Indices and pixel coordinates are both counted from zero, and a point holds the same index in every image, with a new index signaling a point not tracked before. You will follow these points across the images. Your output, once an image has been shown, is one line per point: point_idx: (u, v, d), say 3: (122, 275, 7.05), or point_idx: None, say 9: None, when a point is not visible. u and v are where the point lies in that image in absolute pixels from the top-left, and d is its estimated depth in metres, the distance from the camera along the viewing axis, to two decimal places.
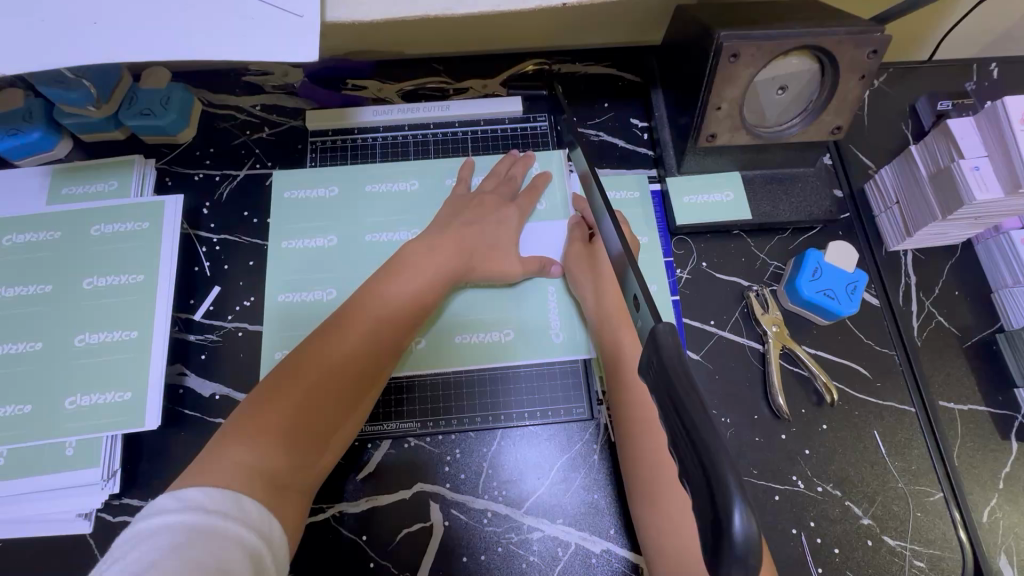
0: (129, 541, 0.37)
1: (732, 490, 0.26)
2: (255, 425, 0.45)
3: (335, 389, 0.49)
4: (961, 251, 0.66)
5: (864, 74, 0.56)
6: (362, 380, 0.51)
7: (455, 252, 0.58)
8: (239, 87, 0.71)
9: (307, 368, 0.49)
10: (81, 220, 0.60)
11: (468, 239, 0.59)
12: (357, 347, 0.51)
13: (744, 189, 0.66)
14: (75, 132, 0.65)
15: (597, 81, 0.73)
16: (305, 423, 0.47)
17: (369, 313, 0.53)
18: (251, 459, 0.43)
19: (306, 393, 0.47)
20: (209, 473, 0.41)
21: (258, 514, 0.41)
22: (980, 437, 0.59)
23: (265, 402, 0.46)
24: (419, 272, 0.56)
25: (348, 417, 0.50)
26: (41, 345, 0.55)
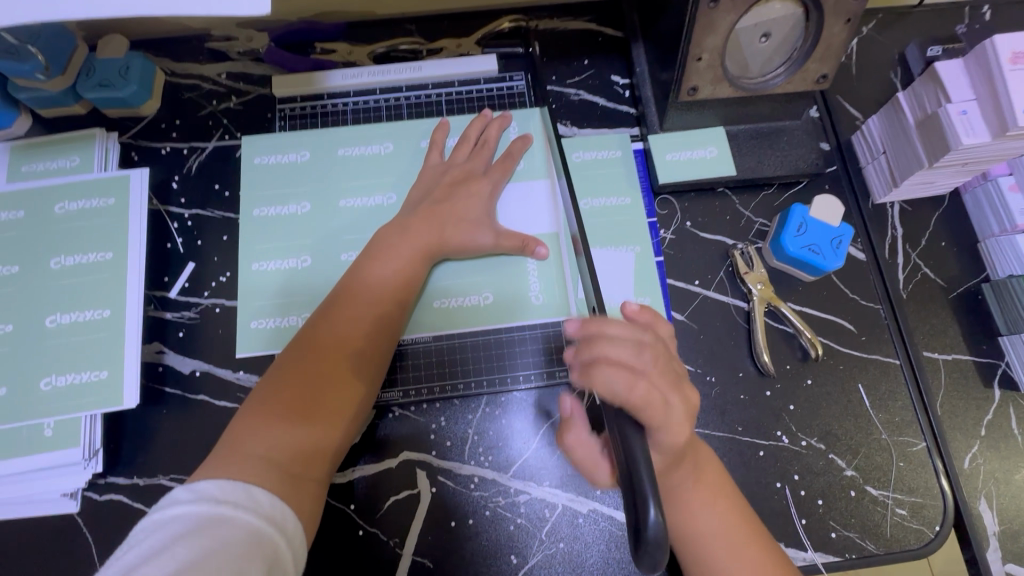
0: (145, 530, 0.37)
1: (646, 492, 0.35)
2: (261, 419, 0.46)
3: (332, 373, 0.49)
4: (948, 201, 0.65)
5: (851, 18, 0.53)
6: (360, 361, 0.51)
7: (428, 225, 0.57)
8: (202, 55, 0.68)
9: (303, 358, 0.50)
10: (45, 198, 0.58)
11: (442, 214, 0.58)
12: (349, 331, 0.52)
13: (728, 144, 0.64)
14: (33, 107, 0.63)
15: (576, 37, 0.70)
16: (310, 410, 0.47)
17: (359, 297, 0.53)
18: (262, 451, 0.44)
19: (306, 381, 0.48)
20: (224, 468, 0.42)
21: (272, 504, 0.41)
22: (964, 386, 0.59)
23: (268, 396, 0.48)
24: (397, 249, 0.56)
25: (352, 399, 0.50)
26: (13, 328, 0.54)
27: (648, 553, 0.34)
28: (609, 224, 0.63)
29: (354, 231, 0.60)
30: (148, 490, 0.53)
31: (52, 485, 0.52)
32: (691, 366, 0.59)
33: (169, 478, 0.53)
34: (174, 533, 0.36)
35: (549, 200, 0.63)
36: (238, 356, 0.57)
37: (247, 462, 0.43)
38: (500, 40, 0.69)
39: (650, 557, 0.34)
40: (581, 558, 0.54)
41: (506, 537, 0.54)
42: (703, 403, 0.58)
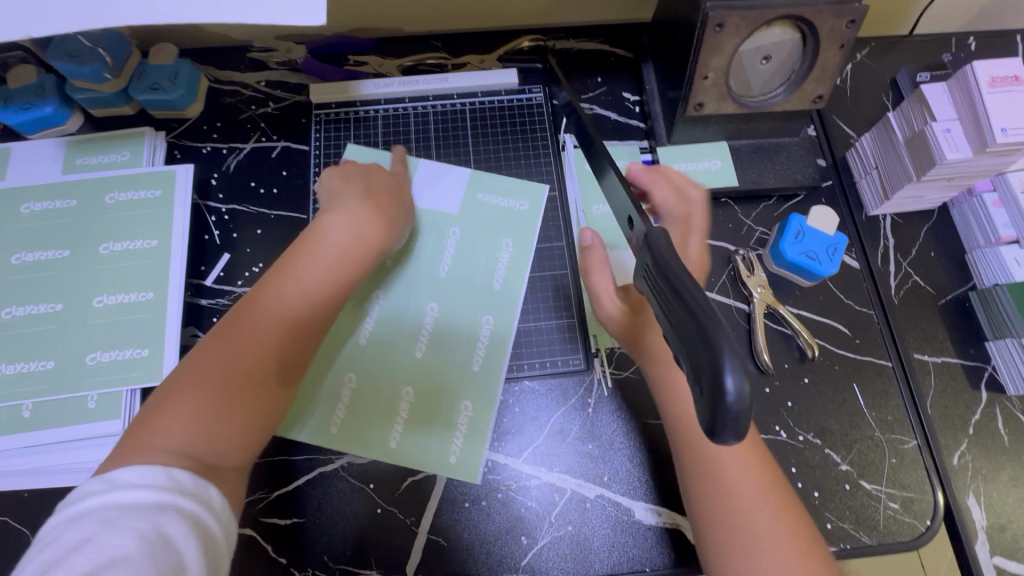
0: (64, 524, 0.37)
1: (722, 345, 0.27)
2: (176, 410, 0.44)
3: (249, 380, 0.47)
4: (937, 214, 0.69)
5: (844, 43, 0.58)
6: (275, 372, 0.49)
7: (379, 233, 0.58)
8: (244, 64, 0.74)
9: (224, 356, 0.47)
10: (97, 189, 0.63)
11: (414, 221, 0.61)
12: (264, 337, 0.49)
13: (731, 157, 0.69)
14: (86, 106, 0.68)
15: (590, 56, 0.76)
16: (218, 414, 0.45)
17: (282, 299, 0.51)
18: (175, 445, 0.43)
19: (223, 382, 0.46)
20: (135, 459, 0.41)
21: (194, 485, 0.41)
22: (953, 388, 0.62)
23: (169, 391, 0.46)
24: (341, 252, 0.55)
25: (267, 409, 0.48)
26: (61, 307, 0.58)
27: (725, 432, 0.27)
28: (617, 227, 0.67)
29: None
30: None
31: (91, 456, 0.55)
32: None
33: None
34: (99, 521, 0.37)
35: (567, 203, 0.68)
36: None
37: (151, 456, 0.41)
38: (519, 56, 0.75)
39: (730, 434, 0.27)
40: (588, 540, 0.57)
41: (516, 519, 0.57)
42: None
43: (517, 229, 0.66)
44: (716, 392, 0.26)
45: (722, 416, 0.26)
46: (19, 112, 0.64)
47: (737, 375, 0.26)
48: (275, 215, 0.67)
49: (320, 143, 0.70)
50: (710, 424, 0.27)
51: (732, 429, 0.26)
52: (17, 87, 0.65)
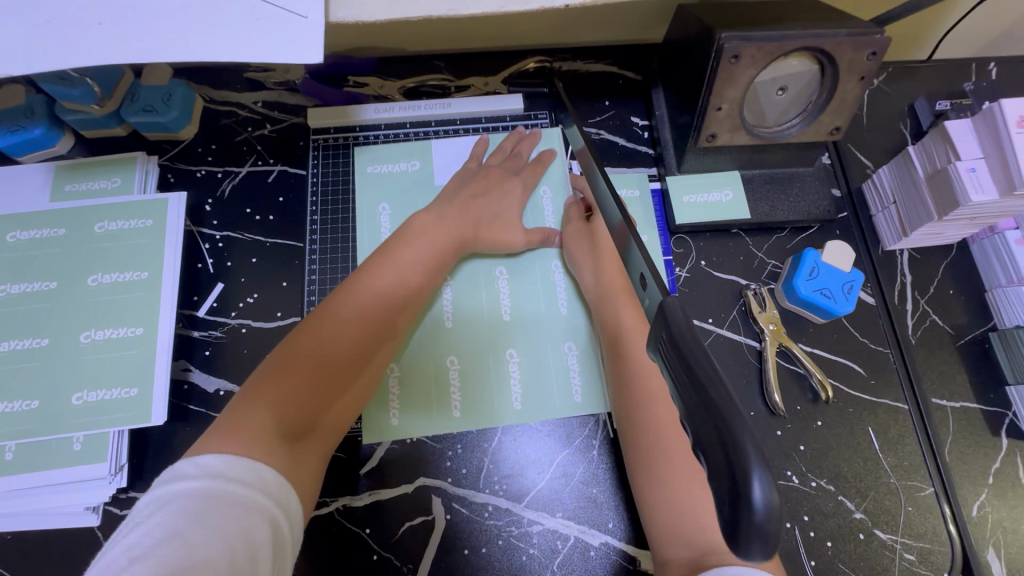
0: (154, 504, 0.38)
1: (749, 453, 0.24)
2: (268, 392, 0.47)
3: (343, 361, 0.51)
4: (956, 250, 0.66)
5: (864, 75, 0.56)
6: (366, 357, 0.53)
7: (446, 230, 0.60)
8: (240, 84, 0.71)
9: (310, 345, 0.50)
10: (85, 217, 0.60)
11: (476, 210, 0.63)
12: (359, 322, 0.53)
13: (743, 188, 0.66)
14: (76, 128, 0.65)
15: (598, 79, 0.73)
16: (299, 400, 0.48)
17: (378, 286, 0.55)
18: (271, 419, 0.46)
19: (311, 370, 0.49)
20: (229, 436, 0.43)
21: (278, 482, 0.43)
22: (972, 434, 0.60)
23: (260, 375, 0.49)
24: (418, 250, 0.58)
25: (354, 390, 0.52)
26: (47, 342, 0.56)
27: (750, 545, 0.24)
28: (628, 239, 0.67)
29: None
30: None
31: (76, 499, 0.52)
32: None
33: None
34: (185, 514, 0.37)
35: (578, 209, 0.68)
36: None
37: (246, 434, 0.44)
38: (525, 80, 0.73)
39: (758, 550, 0.24)
40: None
41: (517, 566, 0.55)
42: None
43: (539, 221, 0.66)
44: (744, 505, 0.24)
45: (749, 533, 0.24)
46: (7, 134, 0.62)
47: (766, 487, 0.24)
48: (271, 243, 0.65)
49: (317, 171, 0.67)
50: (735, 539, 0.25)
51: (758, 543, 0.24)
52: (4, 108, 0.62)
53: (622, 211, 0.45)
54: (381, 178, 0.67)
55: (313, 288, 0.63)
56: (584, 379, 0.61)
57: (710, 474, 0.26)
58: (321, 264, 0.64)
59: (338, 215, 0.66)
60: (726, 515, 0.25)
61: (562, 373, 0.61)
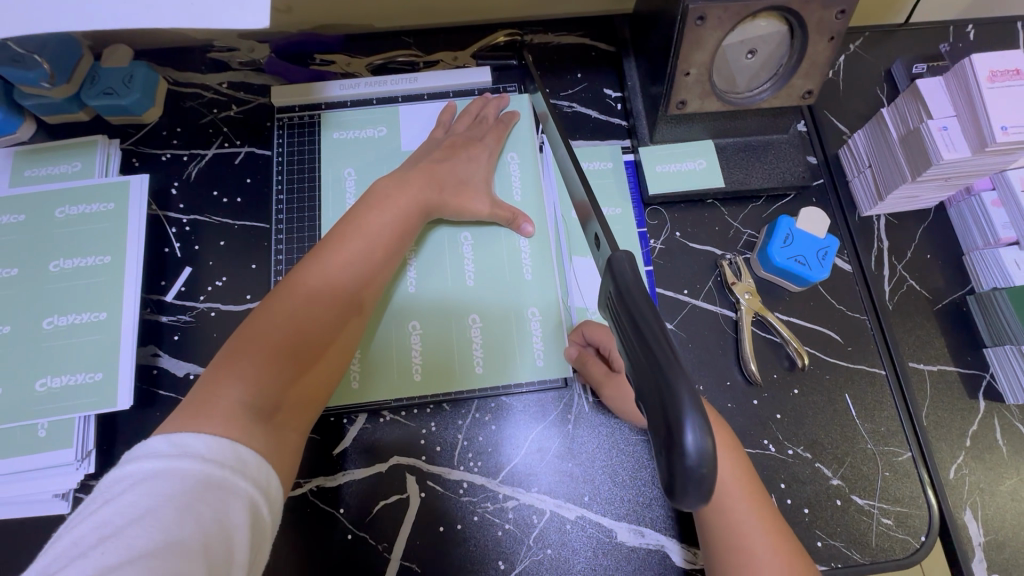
0: (124, 484, 0.36)
1: (684, 406, 0.28)
2: (236, 373, 0.45)
3: (311, 334, 0.49)
4: (933, 214, 0.66)
5: (834, 35, 0.55)
6: (336, 326, 0.51)
7: (413, 197, 0.58)
8: (204, 65, 0.70)
9: (277, 321, 0.49)
10: (46, 203, 0.59)
11: (441, 174, 0.60)
12: (326, 292, 0.51)
13: (717, 157, 0.65)
14: (37, 114, 0.64)
15: (570, 51, 0.72)
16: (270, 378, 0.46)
17: (343, 254, 0.53)
18: (240, 399, 0.44)
19: (282, 345, 0.48)
20: (202, 419, 0.41)
21: (257, 461, 0.41)
22: (949, 398, 0.60)
23: (225, 357, 0.47)
24: (386, 215, 0.56)
25: (326, 364, 0.51)
26: (9, 329, 0.55)
27: (684, 488, 0.28)
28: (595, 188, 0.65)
29: None
30: None
31: (43, 486, 0.52)
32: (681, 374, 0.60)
33: None
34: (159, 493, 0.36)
35: (547, 173, 0.66)
36: None
37: (220, 418, 0.42)
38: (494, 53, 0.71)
39: (691, 493, 0.28)
40: (568, 564, 0.54)
41: (492, 541, 0.55)
42: None
43: (503, 180, 0.65)
44: (678, 451, 0.27)
45: (685, 478, 0.28)
46: None
47: (697, 434, 0.27)
48: (238, 225, 0.64)
49: (283, 149, 0.66)
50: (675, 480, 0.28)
51: (691, 481, 0.28)
52: None
53: (585, 187, 0.45)
54: (347, 154, 0.66)
55: (281, 270, 0.62)
56: (557, 341, 0.60)
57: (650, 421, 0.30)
58: (288, 242, 0.63)
59: (304, 193, 0.64)
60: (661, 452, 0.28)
61: (525, 338, 0.60)
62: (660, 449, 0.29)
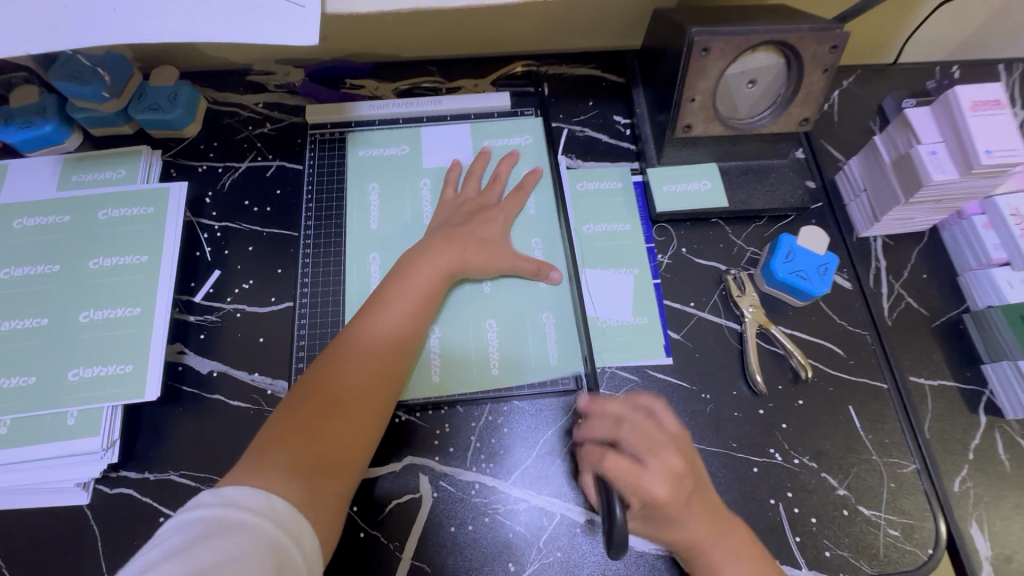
0: (170, 529, 0.39)
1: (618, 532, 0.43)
2: (286, 431, 0.48)
3: (353, 398, 0.51)
4: (928, 236, 0.69)
5: (827, 68, 0.59)
6: (377, 392, 0.53)
7: (449, 248, 0.61)
8: (243, 86, 0.76)
9: (326, 380, 0.52)
10: (90, 206, 0.63)
11: (465, 241, 0.62)
12: (368, 357, 0.54)
13: (720, 179, 0.69)
14: (85, 126, 0.69)
15: (583, 82, 0.77)
16: (325, 436, 0.49)
17: (382, 320, 0.56)
18: (286, 464, 0.46)
19: (329, 403, 0.50)
20: (257, 476, 0.45)
21: (292, 513, 0.43)
22: (950, 412, 0.62)
23: (273, 426, 0.49)
24: (420, 277, 0.59)
25: (366, 428, 0.51)
26: (47, 321, 0.57)
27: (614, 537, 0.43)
28: (607, 206, 0.69)
29: (378, 242, 0.66)
30: (158, 484, 0.56)
31: (68, 474, 0.54)
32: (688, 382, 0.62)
33: (180, 474, 0.57)
34: (199, 532, 0.39)
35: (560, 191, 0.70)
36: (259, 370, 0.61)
37: (272, 474, 0.45)
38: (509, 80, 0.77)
39: (616, 544, 0.42)
40: (577, 567, 0.54)
41: (501, 543, 0.55)
42: (699, 418, 0.61)
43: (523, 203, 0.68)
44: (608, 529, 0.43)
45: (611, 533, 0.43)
46: (19, 131, 0.66)
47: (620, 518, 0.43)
48: (266, 233, 0.68)
49: (313, 162, 0.70)
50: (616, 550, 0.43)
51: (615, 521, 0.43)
52: (19, 106, 0.67)
53: None
54: (376, 169, 0.70)
55: (307, 274, 0.65)
56: (574, 344, 0.62)
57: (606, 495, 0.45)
58: (315, 246, 0.66)
59: (332, 203, 0.68)
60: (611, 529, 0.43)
61: (539, 339, 0.62)
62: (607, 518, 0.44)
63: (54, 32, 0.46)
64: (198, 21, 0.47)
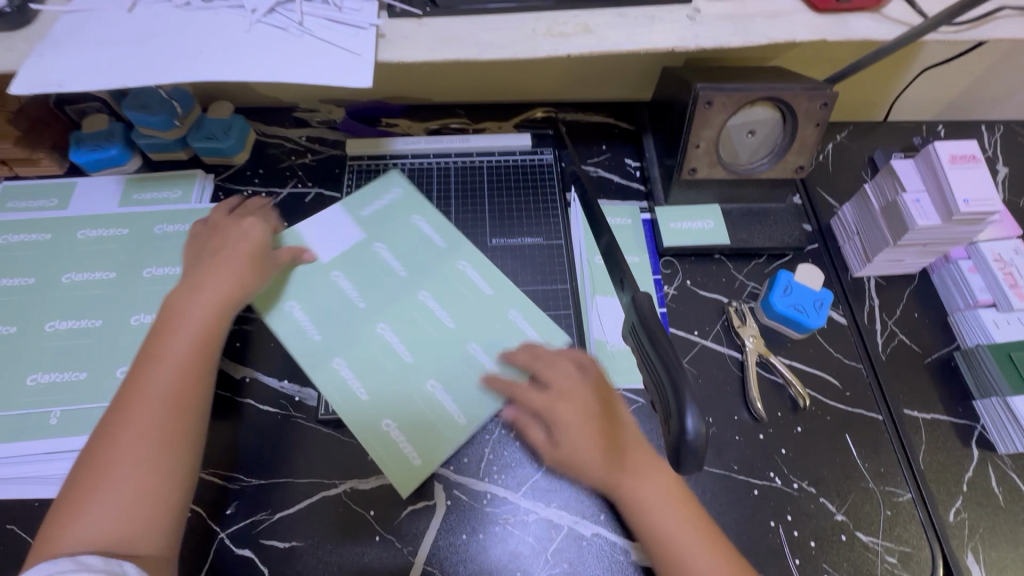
0: None
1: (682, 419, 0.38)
2: (110, 479, 0.48)
3: (173, 444, 0.51)
4: (918, 278, 0.74)
5: (819, 122, 0.66)
6: (185, 433, 0.52)
7: (215, 282, 0.59)
8: (289, 122, 0.84)
9: (141, 423, 0.50)
10: (148, 221, 0.70)
11: (225, 266, 0.61)
12: (144, 400, 0.51)
13: (722, 218, 0.75)
14: (146, 151, 0.76)
15: (598, 128, 0.85)
16: (145, 482, 0.49)
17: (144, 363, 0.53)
18: (95, 521, 0.47)
19: (150, 452, 0.50)
20: (73, 530, 0.46)
21: (106, 560, 0.45)
22: (944, 445, 0.64)
23: (97, 470, 0.49)
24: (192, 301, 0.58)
25: (188, 469, 0.51)
26: (101, 323, 0.63)
27: (687, 459, 0.38)
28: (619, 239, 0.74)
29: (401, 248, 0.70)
30: None
31: None
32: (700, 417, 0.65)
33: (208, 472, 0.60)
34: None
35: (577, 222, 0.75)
36: (289, 377, 0.65)
37: (79, 535, 0.46)
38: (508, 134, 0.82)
39: (690, 462, 0.38)
40: None
41: (511, 553, 0.57)
42: None
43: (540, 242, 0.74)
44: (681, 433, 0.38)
45: (684, 449, 0.38)
46: (88, 152, 0.73)
47: (696, 423, 0.37)
48: None
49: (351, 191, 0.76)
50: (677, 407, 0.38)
51: (694, 457, 0.38)
52: (91, 132, 0.74)
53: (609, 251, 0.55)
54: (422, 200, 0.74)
55: None
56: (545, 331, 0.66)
57: (664, 417, 0.40)
58: None
59: None
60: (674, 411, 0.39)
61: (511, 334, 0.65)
62: (671, 442, 0.39)
63: (146, 69, 0.53)
64: (268, 61, 0.54)
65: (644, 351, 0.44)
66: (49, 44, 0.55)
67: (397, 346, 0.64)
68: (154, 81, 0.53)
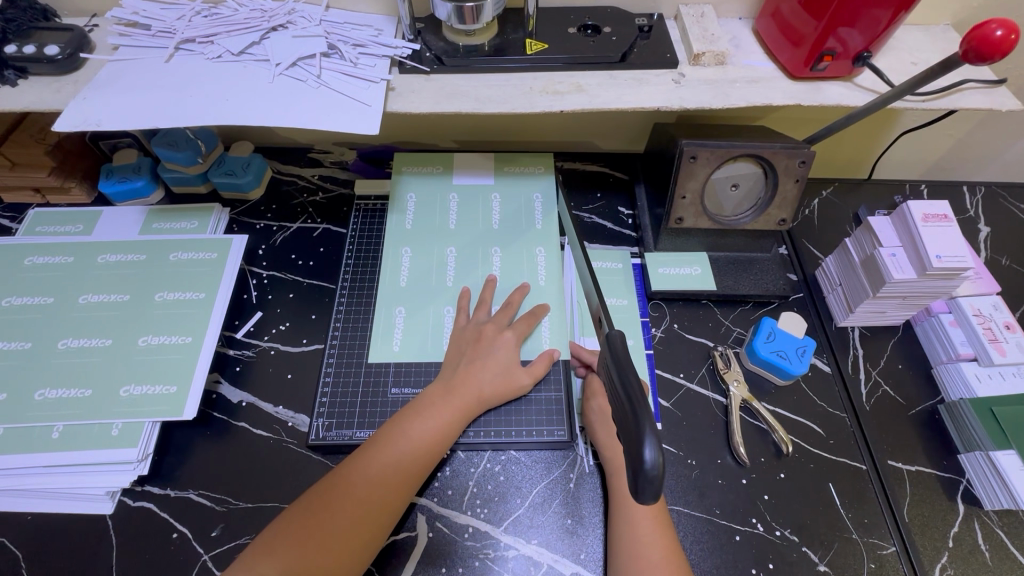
0: None
1: (641, 438, 0.39)
2: (295, 533, 0.53)
3: (360, 511, 0.55)
4: (902, 330, 0.76)
5: (799, 178, 0.70)
6: (377, 503, 0.56)
7: (495, 364, 0.65)
8: (304, 162, 0.89)
9: (332, 493, 0.55)
10: (163, 249, 0.74)
11: (480, 349, 0.66)
12: (370, 478, 0.56)
13: (709, 265, 0.78)
14: (169, 184, 0.81)
15: (594, 177, 0.90)
16: (327, 540, 0.53)
17: (423, 428, 0.60)
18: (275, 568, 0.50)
19: (341, 512, 0.54)
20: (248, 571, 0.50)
21: None
22: (929, 498, 0.64)
23: (284, 525, 0.53)
24: (490, 371, 0.65)
25: (368, 537, 0.54)
26: (111, 342, 0.66)
27: (645, 486, 0.38)
28: (609, 281, 0.77)
29: (440, 242, 0.78)
30: (177, 501, 0.60)
31: (101, 482, 0.59)
32: (674, 448, 0.66)
33: (198, 493, 0.61)
34: None
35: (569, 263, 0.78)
36: (284, 402, 0.67)
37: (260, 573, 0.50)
38: (520, 167, 0.85)
39: (648, 490, 0.39)
40: None
41: None
42: (684, 482, 0.64)
43: (550, 242, 0.78)
44: (639, 459, 0.38)
45: (642, 477, 0.38)
46: (116, 184, 0.78)
47: (653, 449, 0.38)
48: (306, 283, 0.77)
49: (356, 227, 0.81)
50: (636, 433, 0.39)
51: (650, 484, 0.38)
52: (121, 166, 0.80)
53: (598, 292, 0.53)
54: (469, 193, 0.82)
55: (338, 319, 0.72)
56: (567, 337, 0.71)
57: (622, 440, 0.41)
58: (349, 295, 0.74)
59: (368, 259, 0.78)
60: (633, 433, 0.39)
61: (537, 329, 0.71)
62: (629, 468, 0.40)
63: (175, 112, 0.59)
64: (287, 107, 0.60)
65: (610, 384, 0.45)
66: (93, 87, 0.61)
67: (395, 335, 0.70)
68: (181, 122, 0.58)
